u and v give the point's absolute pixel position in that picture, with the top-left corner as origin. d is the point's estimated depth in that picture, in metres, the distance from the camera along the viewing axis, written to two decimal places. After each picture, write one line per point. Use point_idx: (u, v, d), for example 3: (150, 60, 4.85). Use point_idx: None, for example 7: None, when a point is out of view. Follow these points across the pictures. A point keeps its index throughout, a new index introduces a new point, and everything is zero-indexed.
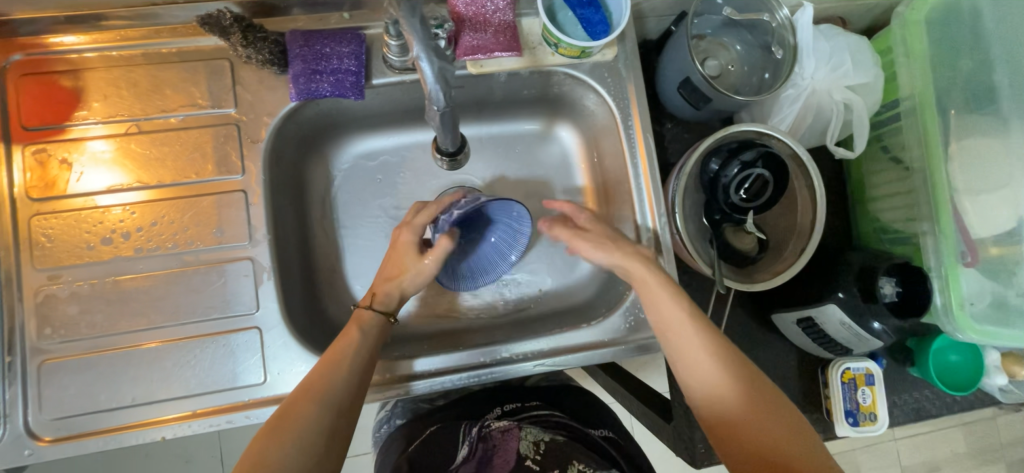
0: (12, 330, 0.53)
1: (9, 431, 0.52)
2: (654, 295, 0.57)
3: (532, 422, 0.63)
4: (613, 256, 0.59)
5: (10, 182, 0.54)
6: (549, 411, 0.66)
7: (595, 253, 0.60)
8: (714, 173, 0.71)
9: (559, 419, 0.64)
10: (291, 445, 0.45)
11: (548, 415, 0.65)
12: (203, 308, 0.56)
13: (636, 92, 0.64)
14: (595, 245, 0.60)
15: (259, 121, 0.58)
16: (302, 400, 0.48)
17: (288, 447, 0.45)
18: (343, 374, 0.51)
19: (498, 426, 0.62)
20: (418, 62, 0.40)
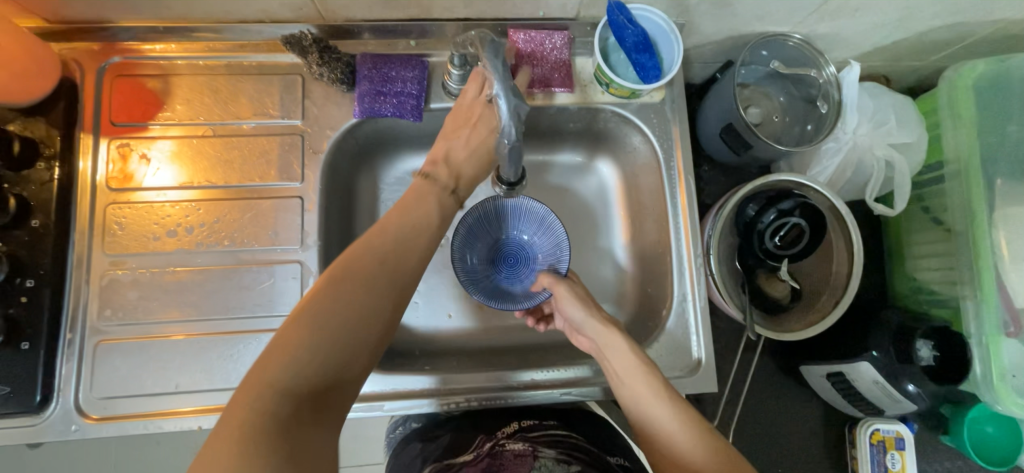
0: (75, 310, 0.57)
1: (60, 406, 0.55)
2: (613, 347, 0.58)
3: (548, 443, 0.60)
4: (591, 310, 0.60)
5: (94, 172, 0.59)
6: (567, 433, 0.63)
7: (573, 307, 0.61)
8: (750, 219, 0.71)
9: (578, 444, 0.61)
10: (310, 335, 0.41)
11: (566, 439, 0.61)
12: (250, 305, 0.58)
13: (679, 135, 0.67)
14: (575, 299, 0.61)
15: (322, 134, 0.62)
16: (317, 310, 0.42)
17: (306, 337, 0.41)
18: (364, 289, 0.45)
19: (511, 447, 0.59)
20: (499, 101, 0.44)
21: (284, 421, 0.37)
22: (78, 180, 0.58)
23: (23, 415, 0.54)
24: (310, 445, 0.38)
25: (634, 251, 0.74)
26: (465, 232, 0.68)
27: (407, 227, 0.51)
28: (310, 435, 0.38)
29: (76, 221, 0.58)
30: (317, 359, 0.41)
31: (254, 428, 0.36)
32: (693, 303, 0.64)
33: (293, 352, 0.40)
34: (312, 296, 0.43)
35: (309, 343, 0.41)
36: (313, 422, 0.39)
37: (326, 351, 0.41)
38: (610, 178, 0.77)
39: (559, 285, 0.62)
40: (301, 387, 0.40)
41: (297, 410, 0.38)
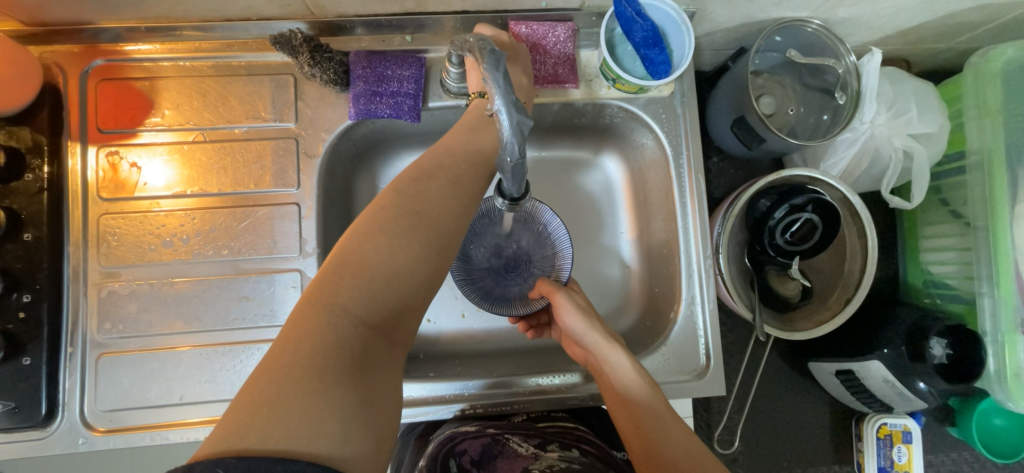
0: (75, 324, 0.56)
1: (66, 420, 0.55)
2: (610, 357, 0.57)
3: (556, 439, 0.60)
4: (593, 322, 0.59)
5: (85, 180, 0.57)
6: (577, 426, 0.64)
7: (574, 318, 0.59)
8: (761, 214, 0.70)
9: (590, 439, 0.61)
10: (359, 291, 0.39)
11: (574, 432, 0.62)
12: (251, 316, 0.58)
13: (689, 131, 0.64)
14: (577, 310, 0.59)
15: (317, 137, 0.60)
16: (372, 257, 0.40)
17: (355, 294, 0.39)
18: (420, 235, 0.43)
19: (515, 443, 0.58)
20: (497, 116, 0.36)
21: (346, 372, 0.37)
22: (68, 180, 0.57)
23: (29, 430, 0.54)
24: (370, 400, 0.38)
25: (640, 250, 0.73)
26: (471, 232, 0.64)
27: (456, 170, 0.47)
28: (368, 386, 0.38)
29: (69, 233, 0.57)
30: (372, 306, 0.39)
31: (318, 373, 0.36)
32: (702, 305, 0.63)
33: (348, 298, 0.39)
34: (363, 237, 0.41)
35: (358, 296, 0.39)
36: (371, 374, 0.39)
37: (381, 297, 0.40)
38: (616, 175, 0.75)
39: (557, 295, 0.60)
40: (359, 336, 0.39)
41: (357, 362, 0.38)
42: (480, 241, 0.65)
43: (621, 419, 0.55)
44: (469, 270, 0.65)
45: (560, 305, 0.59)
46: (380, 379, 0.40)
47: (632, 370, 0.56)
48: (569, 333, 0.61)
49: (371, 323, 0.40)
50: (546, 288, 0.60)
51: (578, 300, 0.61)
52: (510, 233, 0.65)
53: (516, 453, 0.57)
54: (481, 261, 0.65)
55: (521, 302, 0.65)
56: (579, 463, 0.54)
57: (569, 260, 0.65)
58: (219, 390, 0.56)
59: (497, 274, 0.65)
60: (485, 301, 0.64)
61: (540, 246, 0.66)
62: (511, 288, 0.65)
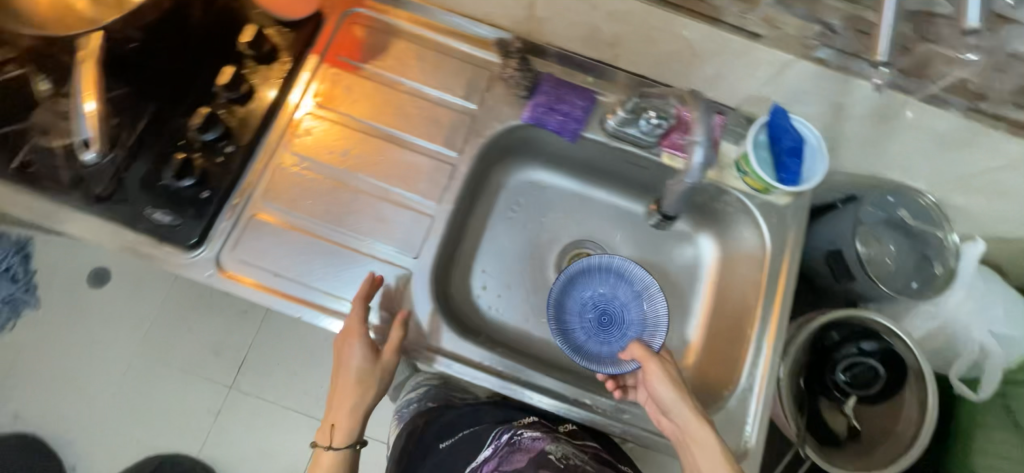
0: (248, 182, 0.67)
1: (206, 253, 0.64)
2: (698, 438, 0.57)
3: (568, 440, 0.63)
4: (684, 397, 0.59)
5: (307, 83, 0.71)
6: (585, 442, 0.65)
7: (663, 386, 0.60)
8: (828, 344, 0.74)
9: (599, 453, 0.64)
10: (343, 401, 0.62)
11: (585, 445, 0.64)
12: (380, 236, 0.67)
13: (795, 241, 0.70)
14: (665, 379, 0.60)
15: (487, 123, 0.72)
16: (342, 422, 0.62)
17: (341, 400, 0.62)
18: (375, 365, 0.61)
19: (530, 434, 0.63)
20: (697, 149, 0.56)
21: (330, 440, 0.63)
22: (295, 76, 0.70)
23: (173, 247, 0.64)
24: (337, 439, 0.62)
25: (706, 328, 0.77)
26: (567, 279, 0.73)
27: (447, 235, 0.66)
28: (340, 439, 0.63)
29: (276, 115, 0.69)
30: (351, 400, 0.62)
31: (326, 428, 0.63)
32: (757, 395, 0.65)
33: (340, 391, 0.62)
34: (337, 394, 0.63)
35: (343, 396, 0.62)
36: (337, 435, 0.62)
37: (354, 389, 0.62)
38: (708, 254, 0.81)
39: (650, 361, 0.62)
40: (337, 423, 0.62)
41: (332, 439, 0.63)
42: (566, 292, 0.73)
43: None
44: (556, 318, 0.71)
45: (649, 373, 0.62)
46: (350, 417, 0.62)
47: (711, 451, 0.56)
48: (658, 406, 0.62)
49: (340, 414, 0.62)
50: (637, 352, 0.63)
51: (671, 376, 0.61)
52: (592, 289, 0.73)
53: (532, 439, 0.61)
54: (567, 311, 0.72)
55: (613, 358, 0.69)
56: (597, 465, 0.59)
57: (664, 326, 0.68)
58: (332, 284, 0.65)
59: (594, 329, 0.72)
60: (577, 355, 0.69)
61: (635, 305, 0.72)
62: (605, 343, 0.71)
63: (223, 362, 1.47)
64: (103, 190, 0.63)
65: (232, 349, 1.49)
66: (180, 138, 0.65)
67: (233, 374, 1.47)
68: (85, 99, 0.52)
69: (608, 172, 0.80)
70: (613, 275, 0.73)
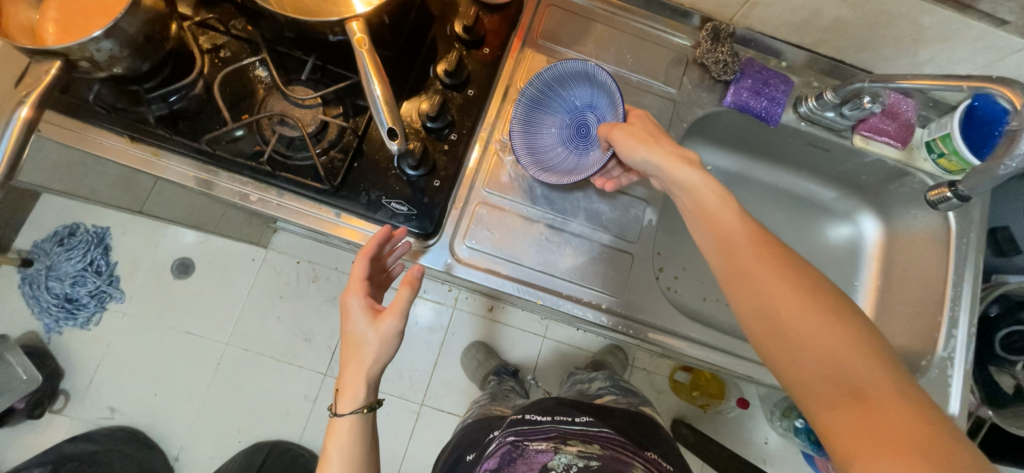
0: (472, 172, 0.67)
1: (441, 243, 0.65)
2: (726, 224, 0.52)
3: (576, 435, 0.67)
4: (654, 149, 0.57)
5: (514, 69, 0.71)
6: (601, 428, 0.68)
7: (639, 154, 0.58)
8: (989, 316, 0.81)
9: (613, 438, 0.66)
10: (353, 345, 0.56)
11: (598, 432, 0.67)
12: (599, 221, 0.69)
13: (979, 216, 0.74)
14: (641, 143, 0.58)
15: (689, 107, 0.73)
16: (347, 383, 0.56)
17: (349, 346, 0.56)
18: (373, 324, 0.55)
19: (535, 445, 0.67)
20: None
21: (341, 393, 0.56)
22: (503, 62, 0.70)
23: (412, 236, 0.64)
24: (351, 392, 0.56)
25: (878, 304, 0.83)
26: (524, 121, 0.68)
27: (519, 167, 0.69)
28: (352, 393, 0.56)
29: (489, 102, 0.69)
30: (359, 346, 0.55)
31: (337, 380, 0.57)
32: (957, 361, 0.69)
33: (346, 338, 0.56)
34: (342, 353, 0.56)
35: (353, 342, 0.56)
36: (350, 389, 0.56)
37: (360, 335, 0.55)
38: (869, 234, 0.86)
39: (611, 130, 0.60)
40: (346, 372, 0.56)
41: (344, 392, 0.56)
42: (533, 133, 0.69)
43: (806, 378, 0.45)
44: (539, 163, 0.68)
45: (620, 142, 0.59)
46: (359, 366, 0.55)
47: (831, 315, 0.46)
48: (736, 267, 0.50)
49: (350, 361, 0.56)
50: (614, 135, 0.60)
51: (749, 229, 0.52)
52: (541, 121, 0.70)
53: (537, 452, 0.66)
54: (545, 147, 0.69)
55: (599, 152, 0.67)
56: (597, 461, 0.64)
57: (615, 92, 0.63)
58: (565, 272, 0.67)
59: (570, 143, 0.71)
60: (577, 173, 0.68)
61: (598, 99, 0.69)
62: (588, 143, 0.70)
63: (316, 348, 1.45)
64: (337, 181, 0.61)
65: (323, 335, 1.46)
66: (407, 125, 0.64)
67: (325, 361, 1.45)
68: (374, 83, 0.52)
69: (778, 156, 0.84)
70: (568, 91, 0.69)
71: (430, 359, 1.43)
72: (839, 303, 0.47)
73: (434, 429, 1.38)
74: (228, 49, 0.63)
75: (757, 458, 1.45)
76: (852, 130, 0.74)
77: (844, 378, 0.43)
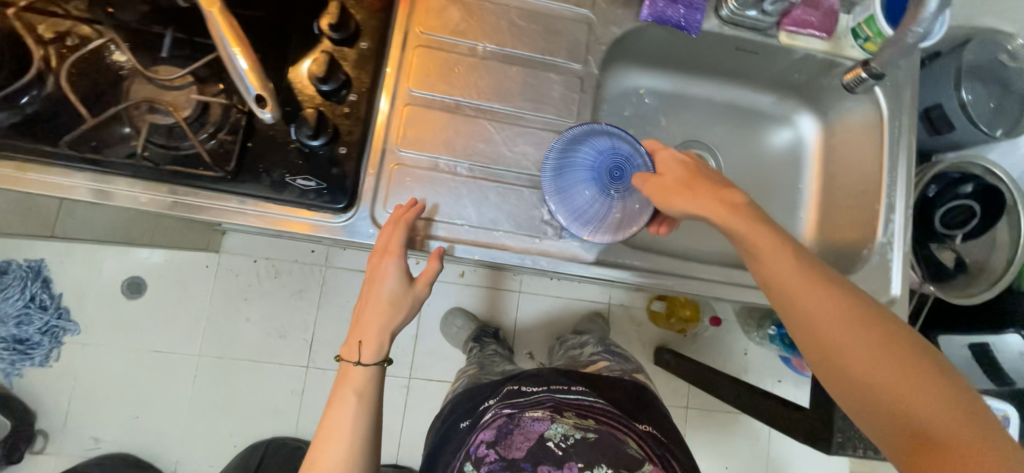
0: (380, 133, 0.63)
1: (358, 213, 0.61)
2: (784, 271, 0.51)
3: (572, 407, 0.66)
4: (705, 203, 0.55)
5: (410, 14, 0.65)
6: (595, 400, 0.68)
7: (686, 207, 0.56)
8: (928, 197, 0.83)
9: (605, 411, 0.67)
10: (387, 300, 0.61)
11: (591, 405, 0.67)
12: (527, 164, 0.65)
13: (909, 99, 0.73)
14: (680, 193, 0.56)
15: (605, 27, 0.68)
16: (372, 337, 0.61)
17: (380, 299, 0.61)
18: (405, 289, 0.61)
19: (532, 415, 0.64)
20: None
21: (368, 342, 0.61)
22: (397, 8, 0.64)
23: (325, 211, 0.60)
24: (381, 339, 0.61)
25: (822, 203, 0.82)
26: (559, 191, 0.60)
27: (433, 120, 0.64)
28: (381, 342, 0.61)
29: (388, 54, 0.64)
30: (393, 301, 0.61)
31: (360, 328, 0.62)
32: (896, 244, 0.71)
33: (378, 293, 0.61)
34: (367, 307, 0.62)
35: (387, 296, 0.61)
36: (379, 339, 0.61)
37: (397, 293, 0.61)
38: (808, 134, 0.84)
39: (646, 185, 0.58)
40: (377, 324, 0.61)
41: (374, 340, 0.61)
42: (567, 200, 0.60)
43: (856, 396, 0.46)
44: (591, 226, 0.60)
45: (655, 197, 0.58)
46: (391, 318, 0.62)
47: (911, 368, 0.44)
48: (803, 318, 0.49)
49: (382, 312, 0.61)
50: (647, 193, 0.58)
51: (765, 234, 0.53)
52: (581, 202, 0.60)
53: (533, 421, 0.63)
54: (585, 208, 0.60)
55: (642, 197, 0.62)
56: (594, 432, 0.61)
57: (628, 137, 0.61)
58: (498, 222, 0.64)
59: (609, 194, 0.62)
60: (634, 227, 0.61)
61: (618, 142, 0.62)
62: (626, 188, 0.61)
63: (293, 344, 1.43)
64: (230, 165, 0.56)
65: (298, 330, 1.43)
66: (299, 92, 0.59)
67: (305, 354, 1.43)
68: (236, 54, 0.46)
69: (710, 67, 0.80)
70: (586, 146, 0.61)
71: (410, 333, 1.42)
72: (919, 354, 0.45)
73: (427, 399, 1.40)
74: (75, 36, 0.55)
75: (739, 370, 1.51)
76: (777, 27, 0.71)
77: (922, 430, 0.42)
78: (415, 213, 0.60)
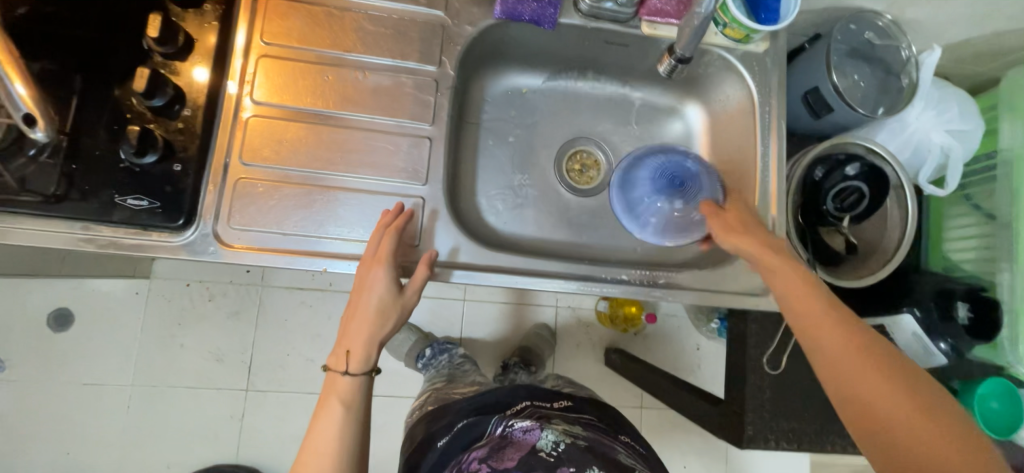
0: (221, 147, 0.61)
1: (199, 231, 0.59)
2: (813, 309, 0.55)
3: (558, 416, 0.62)
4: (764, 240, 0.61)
5: (251, 23, 0.63)
6: (580, 414, 0.65)
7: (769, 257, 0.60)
8: (817, 179, 0.79)
9: (594, 423, 0.63)
10: (371, 306, 0.57)
11: (579, 418, 0.64)
12: (380, 170, 0.64)
13: (777, 83, 0.73)
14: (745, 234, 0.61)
15: (460, 28, 0.68)
16: (357, 345, 0.56)
17: (365, 308, 0.57)
18: (394, 298, 0.58)
19: (521, 424, 0.59)
20: None
21: (356, 351, 0.56)
22: (237, 19, 0.63)
23: (161, 230, 0.58)
24: (370, 343, 0.56)
25: None
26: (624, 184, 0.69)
27: (282, 130, 0.62)
28: (369, 348, 0.56)
29: (228, 65, 0.62)
30: (381, 311, 0.57)
31: (346, 337, 0.56)
32: (774, 230, 0.70)
33: (365, 300, 0.57)
34: (349, 318, 0.57)
35: (373, 303, 0.57)
36: (369, 348, 0.56)
37: (386, 301, 0.57)
38: (695, 123, 0.82)
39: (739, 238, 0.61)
40: (364, 330, 0.56)
41: (365, 343, 0.56)
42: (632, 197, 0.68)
43: (873, 437, 0.50)
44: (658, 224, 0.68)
45: (728, 238, 0.62)
46: (380, 325, 0.57)
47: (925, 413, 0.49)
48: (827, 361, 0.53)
49: (371, 316, 0.57)
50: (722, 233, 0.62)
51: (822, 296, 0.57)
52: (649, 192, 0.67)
53: (524, 431, 0.58)
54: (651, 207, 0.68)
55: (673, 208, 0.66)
56: (583, 439, 0.58)
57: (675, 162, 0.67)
58: (351, 231, 0.62)
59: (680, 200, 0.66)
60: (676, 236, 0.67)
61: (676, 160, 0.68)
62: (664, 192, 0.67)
63: (230, 367, 1.38)
64: (52, 189, 0.55)
65: (234, 352, 1.39)
66: (126, 110, 0.57)
67: (244, 376, 1.39)
68: (16, 85, 0.46)
69: (588, 63, 0.79)
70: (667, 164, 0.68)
71: None
72: (940, 404, 0.49)
73: (370, 416, 1.35)
74: None
75: (690, 365, 1.49)
76: (636, 17, 0.71)
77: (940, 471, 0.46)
78: (405, 218, 0.61)
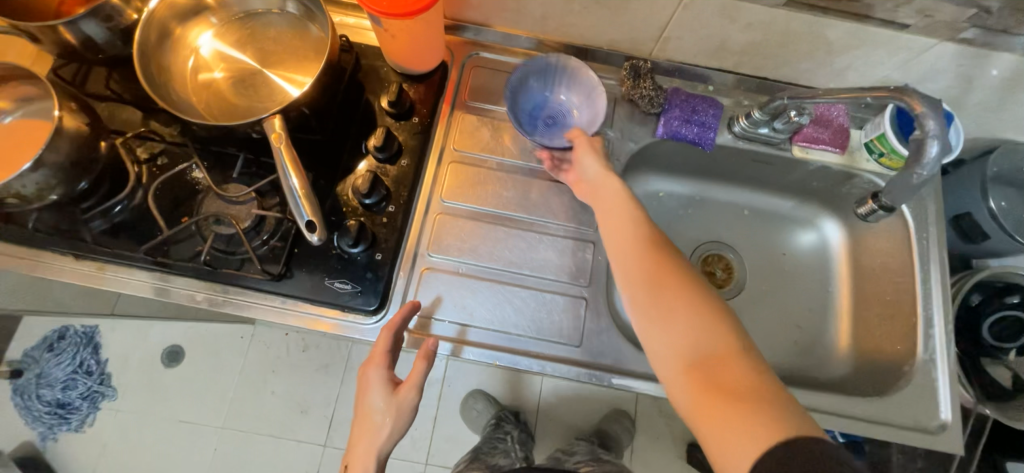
0: (414, 240, 0.68)
1: (389, 316, 0.64)
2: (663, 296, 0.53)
3: None
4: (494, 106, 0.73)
5: (447, 133, 0.72)
6: None
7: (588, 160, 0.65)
8: (974, 305, 0.78)
9: None
10: (373, 416, 0.58)
11: None
12: (547, 269, 0.69)
13: (932, 212, 0.74)
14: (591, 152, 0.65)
15: (623, 143, 0.74)
16: (359, 457, 0.57)
17: (368, 415, 0.58)
18: (391, 399, 0.58)
19: None
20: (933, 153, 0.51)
21: (360, 460, 0.57)
22: (436, 128, 0.72)
23: (357, 313, 0.64)
24: (365, 450, 0.57)
25: (851, 311, 0.79)
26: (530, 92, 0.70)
27: (464, 227, 0.69)
28: (365, 456, 0.57)
29: (425, 168, 0.70)
30: (375, 416, 0.58)
31: (352, 444, 0.59)
32: (939, 361, 0.68)
33: (364, 406, 0.59)
34: (356, 428, 0.59)
35: (377, 414, 0.58)
36: (368, 457, 0.57)
37: (383, 408, 0.58)
38: (834, 238, 0.83)
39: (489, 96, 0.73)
40: (362, 439, 0.58)
41: (363, 455, 0.57)
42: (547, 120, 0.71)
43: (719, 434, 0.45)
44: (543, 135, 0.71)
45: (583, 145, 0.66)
46: (374, 432, 0.57)
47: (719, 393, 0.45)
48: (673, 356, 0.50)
49: (368, 422, 0.58)
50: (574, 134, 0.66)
51: (688, 306, 0.51)
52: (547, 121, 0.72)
53: None
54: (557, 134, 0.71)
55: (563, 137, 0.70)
56: None
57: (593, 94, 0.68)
58: (520, 326, 0.65)
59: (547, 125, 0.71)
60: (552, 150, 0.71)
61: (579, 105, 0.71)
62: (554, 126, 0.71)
63: (313, 421, 1.35)
64: (277, 268, 0.62)
65: (319, 405, 1.36)
66: (344, 204, 0.66)
67: (324, 432, 1.35)
68: (290, 174, 0.54)
69: (729, 175, 0.83)
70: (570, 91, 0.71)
71: (430, 414, 1.35)
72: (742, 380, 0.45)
73: None
74: (165, 156, 0.65)
75: None
76: (789, 142, 0.75)
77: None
78: (406, 316, 0.61)
